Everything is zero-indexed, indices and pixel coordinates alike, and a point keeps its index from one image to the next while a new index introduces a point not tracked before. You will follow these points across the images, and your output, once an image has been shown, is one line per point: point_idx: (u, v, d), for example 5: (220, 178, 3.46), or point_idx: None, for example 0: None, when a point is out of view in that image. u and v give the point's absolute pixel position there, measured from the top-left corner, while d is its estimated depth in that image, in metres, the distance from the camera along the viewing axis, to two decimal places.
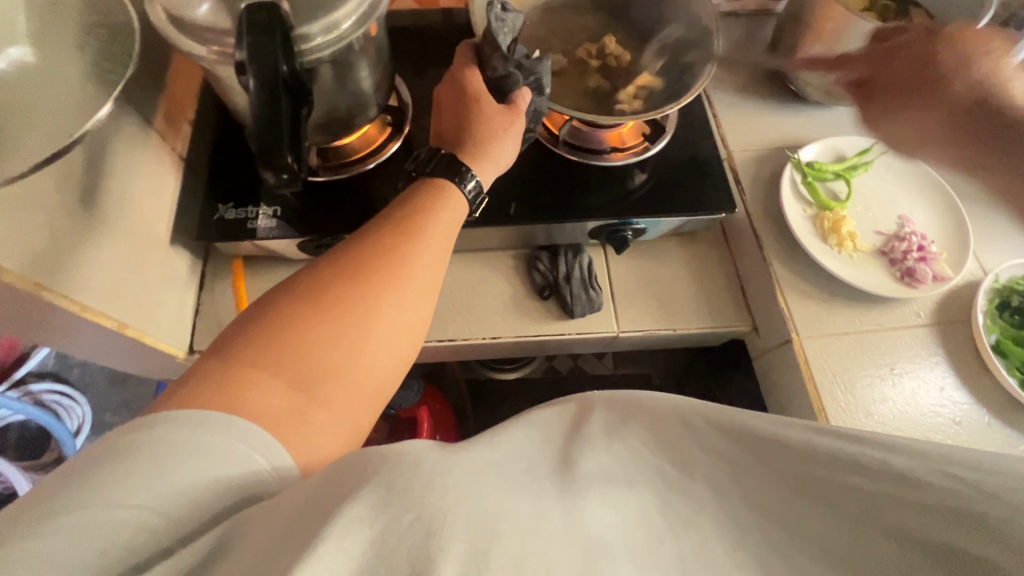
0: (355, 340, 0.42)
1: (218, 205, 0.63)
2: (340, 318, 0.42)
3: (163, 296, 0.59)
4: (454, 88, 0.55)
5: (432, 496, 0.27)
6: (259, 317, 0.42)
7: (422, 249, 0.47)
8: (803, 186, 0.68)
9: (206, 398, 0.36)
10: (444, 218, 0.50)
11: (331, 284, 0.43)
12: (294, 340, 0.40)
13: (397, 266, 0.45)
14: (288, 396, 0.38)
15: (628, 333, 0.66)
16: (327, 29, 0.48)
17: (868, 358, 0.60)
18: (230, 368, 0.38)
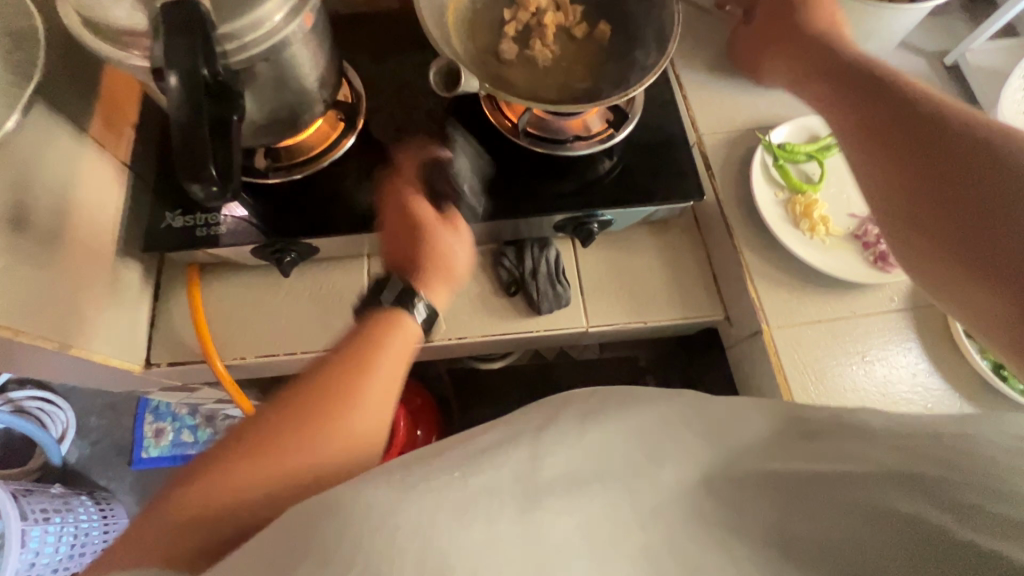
0: (328, 429, 0.41)
1: (165, 213, 0.60)
2: (308, 407, 0.42)
3: (113, 309, 0.57)
4: (398, 214, 0.57)
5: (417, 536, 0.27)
6: (248, 414, 0.44)
7: (369, 384, 0.43)
8: (774, 168, 0.65)
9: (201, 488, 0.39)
10: (392, 352, 0.46)
11: (277, 425, 0.41)
12: (268, 435, 0.41)
13: (370, 350, 0.45)
14: (264, 490, 0.39)
15: (598, 328, 0.65)
16: (255, 25, 0.44)
17: (840, 346, 0.59)
18: (227, 445, 0.42)
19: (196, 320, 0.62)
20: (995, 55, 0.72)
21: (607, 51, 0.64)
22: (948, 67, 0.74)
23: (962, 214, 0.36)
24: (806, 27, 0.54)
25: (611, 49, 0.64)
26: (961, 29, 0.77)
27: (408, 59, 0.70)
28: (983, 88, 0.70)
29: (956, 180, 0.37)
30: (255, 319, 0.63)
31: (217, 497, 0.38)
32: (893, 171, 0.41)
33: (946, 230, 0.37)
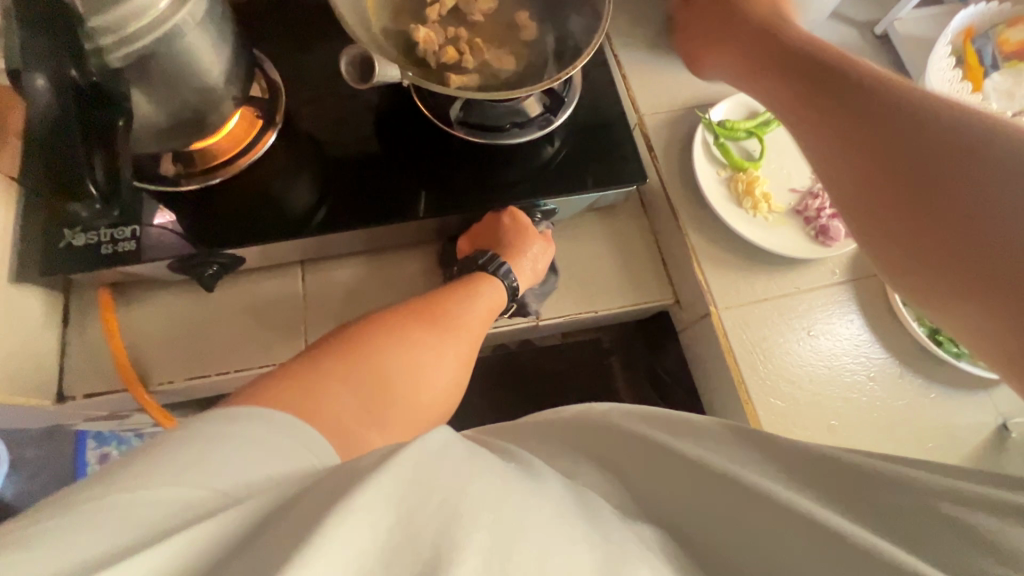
0: (421, 374, 0.43)
1: (64, 230, 0.54)
2: (404, 353, 0.44)
3: (10, 342, 0.51)
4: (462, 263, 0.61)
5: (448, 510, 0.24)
6: (323, 348, 0.42)
7: (464, 314, 0.50)
8: (715, 147, 0.64)
9: (276, 396, 0.34)
10: (485, 301, 0.53)
11: (392, 324, 0.46)
12: (364, 361, 0.41)
13: (450, 316, 0.49)
14: (356, 403, 0.37)
15: (549, 320, 0.63)
16: (133, 16, 0.39)
17: (786, 322, 0.59)
18: (310, 372, 0.38)
19: (112, 345, 0.56)
20: (921, 24, 0.73)
21: (539, 27, 0.61)
22: (879, 37, 0.75)
23: (930, 208, 0.31)
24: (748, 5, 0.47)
25: (543, 24, 0.61)
26: None
27: (331, 47, 0.65)
28: (912, 57, 0.71)
29: (920, 169, 0.32)
30: (180, 338, 0.59)
31: (307, 403, 0.34)
32: (849, 157, 0.35)
33: (909, 229, 0.32)
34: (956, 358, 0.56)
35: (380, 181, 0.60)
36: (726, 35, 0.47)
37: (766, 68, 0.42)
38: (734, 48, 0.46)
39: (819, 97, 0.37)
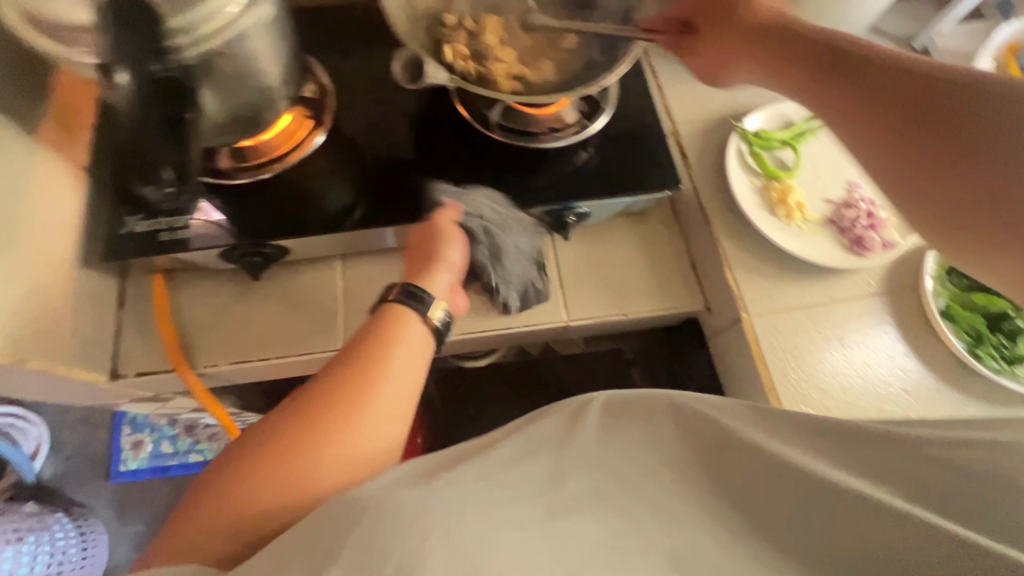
0: (292, 472, 0.37)
1: (126, 217, 0.58)
2: (275, 457, 0.37)
3: (73, 321, 0.54)
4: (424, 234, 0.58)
5: (399, 543, 0.30)
6: (224, 455, 0.40)
7: (382, 376, 0.41)
8: (750, 156, 0.65)
9: (181, 525, 0.36)
10: (413, 340, 0.44)
11: (307, 405, 0.39)
12: (234, 479, 0.37)
13: (344, 385, 0.40)
14: (232, 525, 0.36)
15: (579, 321, 0.64)
16: (208, 18, 0.43)
17: (819, 331, 0.59)
18: (199, 499, 0.37)
19: (163, 328, 0.59)
20: (963, 38, 0.72)
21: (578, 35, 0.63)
22: (918, 51, 0.75)
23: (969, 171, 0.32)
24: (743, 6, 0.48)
25: (582, 33, 0.63)
26: (928, 11, 0.78)
27: (377, 53, 0.69)
28: None
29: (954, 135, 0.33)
30: (226, 325, 0.61)
31: (185, 523, 0.36)
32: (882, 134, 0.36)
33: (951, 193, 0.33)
34: (994, 373, 0.55)
35: (420, 181, 0.62)
36: (761, 53, 0.46)
37: (836, 75, 0.39)
38: (744, 45, 0.47)
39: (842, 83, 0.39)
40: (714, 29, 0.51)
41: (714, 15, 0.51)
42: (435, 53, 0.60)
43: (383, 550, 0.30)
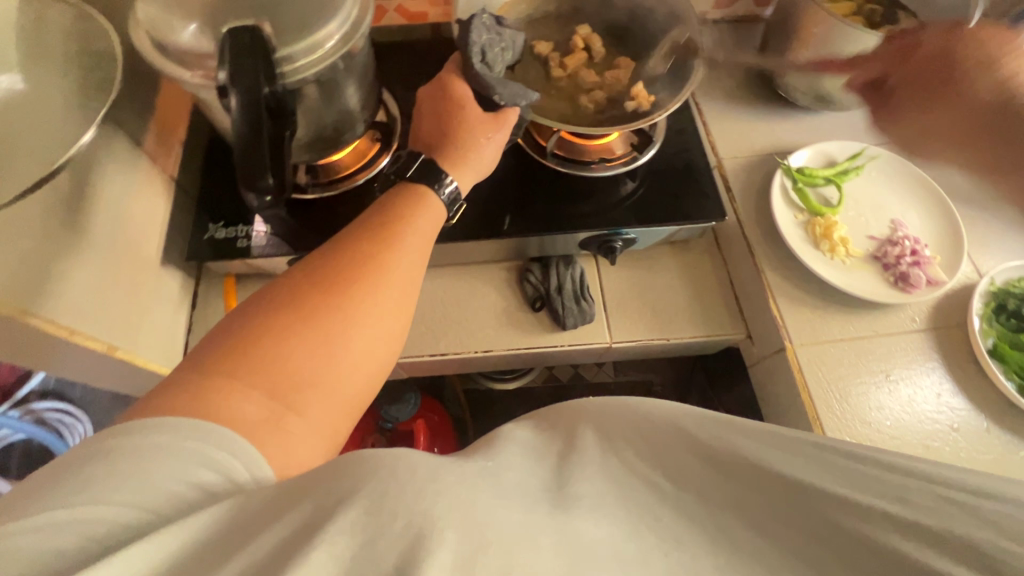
0: (332, 358, 0.40)
1: (208, 224, 0.63)
2: (313, 338, 0.39)
3: (155, 313, 0.59)
4: (439, 98, 0.54)
5: (419, 504, 0.25)
6: (230, 339, 0.38)
7: (397, 257, 0.45)
8: (794, 192, 0.67)
9: (185, 408, 0.33)
10: (423, 225, 0.48)
11: (309, 290, 0.41)
12: (262, 357, 0.37)
13: (368, 276, 0.43)
14: (264, 406, 0.36)
15: (622, 343, 0.66)
16: (310, 49, 0.48)
17: (864, 365, 0.59)
18: (216, 378, 0.36)
19: None
20: None
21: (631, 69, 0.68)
22: None
23: None
24: (980, 67, 0.45)
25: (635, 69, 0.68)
26: None
27: None
28: None
29: None
30: None
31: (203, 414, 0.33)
32: None
33: None
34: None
35: (479, 204, 0.66)
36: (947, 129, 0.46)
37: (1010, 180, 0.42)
38: (951, 121, 0.45)
39: None
40: (909, 95, 0.48)
41: (925, 77, 0.47)
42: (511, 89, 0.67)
43: (393, 506, 0.25)
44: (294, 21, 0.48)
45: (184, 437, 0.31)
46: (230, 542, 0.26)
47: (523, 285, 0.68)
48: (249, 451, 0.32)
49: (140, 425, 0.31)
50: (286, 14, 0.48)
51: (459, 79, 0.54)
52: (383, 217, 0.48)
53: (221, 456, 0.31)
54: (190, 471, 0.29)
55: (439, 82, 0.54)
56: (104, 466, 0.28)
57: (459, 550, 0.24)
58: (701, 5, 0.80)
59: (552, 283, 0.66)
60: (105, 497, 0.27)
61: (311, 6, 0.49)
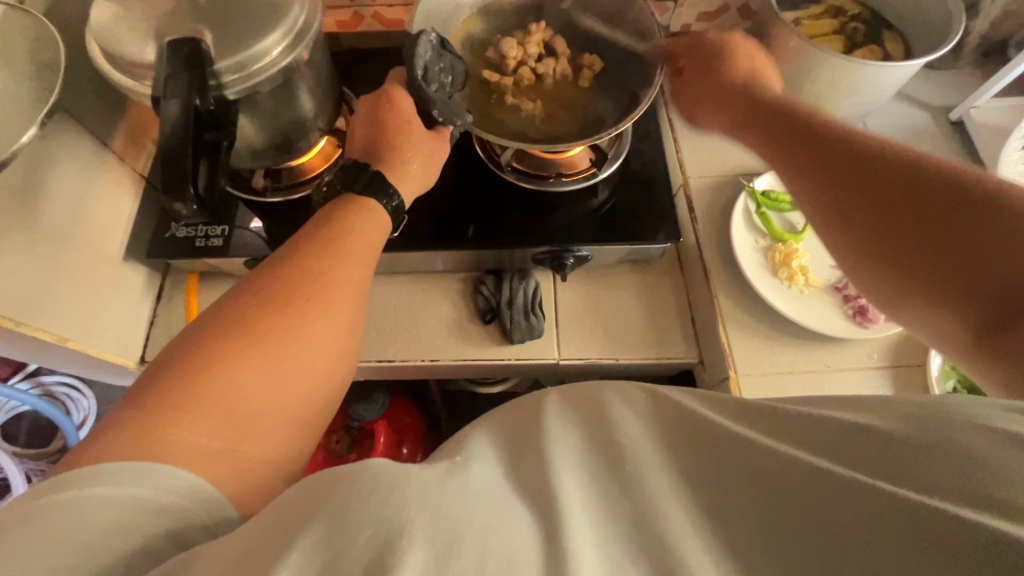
0: (283, 382, 0.40)
1: (171, 223, 0.65)
2: (263, 364, 0.40)
3: (114, 307, 0.61)
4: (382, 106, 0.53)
5: (384, 512, 0.26)
6: (172, 370, 0.38)
7: (346, 271, 0.46)
8: (756, 215, 0.65)
9: (135, 450, 0.34)
10: (369, 236, 0.49)
11: (256, 313, 0.42)
12: (210, 387, 0.38)
13: (318, 294, 0.44)
14: (218, 437, 0.37)
15: (570, 361, 0.65)
16: (249, 61, 0.49)
17: (811, 400, 0.57)
18: (160, 412, 0.36)
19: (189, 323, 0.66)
20: (1002, 113, 0.70)
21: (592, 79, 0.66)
22: (953, 123, 0.73)
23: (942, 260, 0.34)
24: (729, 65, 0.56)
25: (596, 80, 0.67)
26: (965, 85, 0.76)
27: None
28: (984, 145, 0.69)
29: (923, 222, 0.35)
30: None
31: (154, 454, 0.34)
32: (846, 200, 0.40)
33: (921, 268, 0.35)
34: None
35: (434, 215, 0.67)
36: (731, 105, 0.53)
37: (781, 152, 0.46)
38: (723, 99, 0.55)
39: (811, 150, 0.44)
40: (697, 73, 0.59)
41: (702, 60, 0.58)
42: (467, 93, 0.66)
43: (356, 519, 0.26)
44: (236, 33, 0.50)
45: (131, 485, 0.33)
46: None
47: (475, 295, 0.68)
48: (202, 488, 0.34)
49: (86, 473, 0.33)
50: (229, 26, 0.50)
51: (403, 93, 0.53)
52: (330, 231, 0.48)
53: (171, 500, 0.33)
54: (140, 520, 0.32)
55: (384, 92, 0.53)
56: (55, 515, 0.31)
57: (433, 546, 0.25)
58: (683, 18, 0.78)
59: (503, 296, 0.66)
60: (55, 557, 0.30)
61: (257, 17, 0.50)
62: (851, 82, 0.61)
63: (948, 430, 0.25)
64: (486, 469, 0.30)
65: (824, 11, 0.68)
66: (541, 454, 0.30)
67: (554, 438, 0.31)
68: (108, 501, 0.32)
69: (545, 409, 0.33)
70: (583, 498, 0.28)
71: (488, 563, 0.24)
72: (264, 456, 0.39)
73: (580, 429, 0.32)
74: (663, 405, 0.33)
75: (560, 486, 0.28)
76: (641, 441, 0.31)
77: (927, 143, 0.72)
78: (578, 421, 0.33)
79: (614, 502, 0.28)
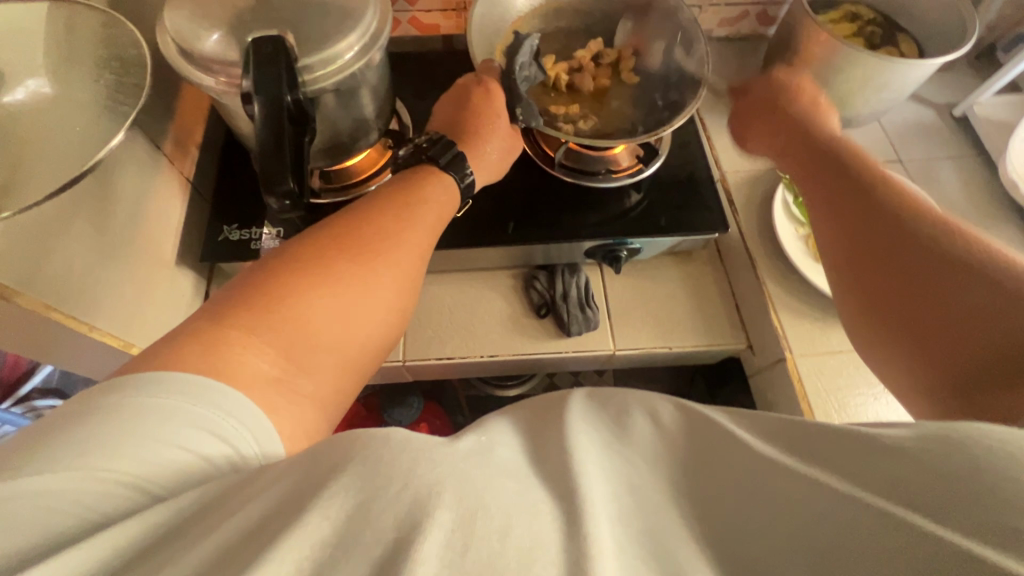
0: (346, 323, 0.40)
1: (222, 226, 0.64)
2: (331, 300, 0.39)
3: (167, 312, 0.60)
4: (475, 90, 0.55)
5: (416, 469, 0.26)
6: (248, 292, 0.38)
7: (413, 233, 0.46)
8: (794, 206, 0.69)
9: (196, 361, 0.33)
10: (437, 209, 0.49)
11: (328, 252, 0.42)
12: (279, 314, 0.37)
13: (384, 247, 0.44)
14: (277, 364, 0.36)
15: (625, 351, 0.67)
16: (330, 60, 0.50)
17: (861, 376, 0.61)
18: (230, 330, 0.35)
19: None
20: (1002, 108, 0.76)
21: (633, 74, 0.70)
22: (957, 118, 0.79)
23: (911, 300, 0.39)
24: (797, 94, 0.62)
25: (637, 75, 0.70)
26: (965, 84, 0.82)
27: None
28: (990, 138, 0.74)
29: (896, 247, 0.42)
30: None
31: (216, 370, 0.33)
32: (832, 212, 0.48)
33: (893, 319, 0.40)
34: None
35: (488, 211, 0.68)
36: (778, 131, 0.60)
37: (785, 135, 0.58)
38: (763, 127, 0.63)
39: (813, 159, 0.53)
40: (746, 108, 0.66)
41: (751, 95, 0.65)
42: (539, 101, 0.68)
43: (388, 471, 0.25)
44: (314, 31, 0.50)
45: (188, 400, 0.31)
46: (233, 498, 0.27)
47: (528, 289, 0.69)
48: (257, 419, 0.33)
49: (141, 379, 0.31)
50: (307, 25, 0.50)
51: (498, 84, 0.55)
52: (402, 192, 0.48)
53: (226, 423, 0.31)
54: (191, 437, 0.30)
55: (479, 80, 0.56)
56: (104, 424, 0.28)
57: (460, 507, 0.24)
58: (706, 23, 0.82)
59: (559, 289, 0.68)
60: (100, 461, 0.27)
61: (333, 17, 0.51)
62: (878, 79, 0.65)
63: (948, 449, 0.25)
64: (509, 457, 0.29)
65: (842, 16, 0.73)
66: (565, 459, 0.28)
67: (581, 435, 0.29)
68: (163, 416, 0.30)
69: (569, 408, 0.31)
70: (607, 494, 0.27)
71: (510, 538, 0.24)
72: (313, 394, 0.37)
73: (608, 430, 0.30)
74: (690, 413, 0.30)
75: (583, 480, 0.27)
76: (671, 449, 0.29)
77: (936, 137, 0.77)
78: (611, 425, 0.30)
79: (639, 501, 0.27)
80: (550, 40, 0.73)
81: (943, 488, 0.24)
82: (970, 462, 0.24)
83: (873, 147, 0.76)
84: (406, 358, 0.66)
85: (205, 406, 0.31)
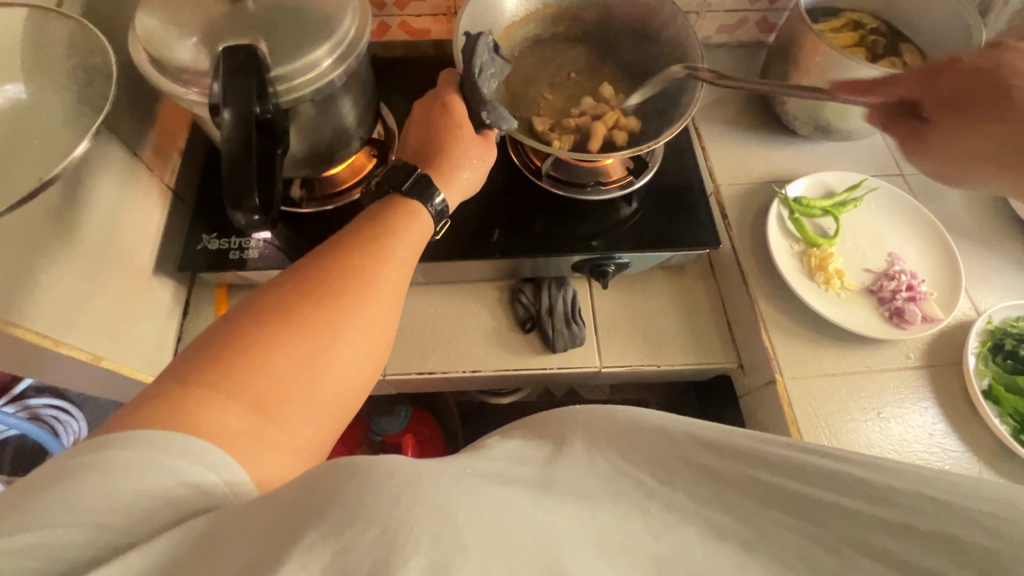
0: (318, 370, 0.38)
1: (202, 235, 0.63)
2: (299, 346, 0.37)
3: (143, 322, 0.59)
4: (444, 108, 0.53)
5: (397, 511, 0.24)
6: (213, 344, 0.36)
7: (388, 268, 0.44)
8: (790, 221, 0.67)
9: (158, 420, 0.31)
10: (412, 239, 0.47)
11: (298, 296, 0.40)
12: (245, 366, 0.35)
13: (357, 285, 0.42)
14: (246, 418, 0.34)
15: (612, 368, 0.65)
16: (306, 68, 0.48)
17: (854, 401, 0.59)
18: (195, 386, 0.33)
19: None
20: None
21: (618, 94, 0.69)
22: None
23: None
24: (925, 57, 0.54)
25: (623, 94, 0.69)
26: None
27: None
28: None
29: None
30: None
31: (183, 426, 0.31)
32: None
33: None
34: (1009, 431, 0.55)
35: (474, 222, 0.66)
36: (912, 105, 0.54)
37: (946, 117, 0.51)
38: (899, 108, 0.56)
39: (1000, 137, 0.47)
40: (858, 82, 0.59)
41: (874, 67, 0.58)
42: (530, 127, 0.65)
43: (367, 511, 0.24)
44: (289, 38, 0.49)
45: (160, 450, 0.29)
46: (205, 558, 0.25)
47: (512, 302, 0.68)
48: (232, 466, 0.31)
49: (109, 438, 0.29)
50: (283, 33, 0.49)
51: (459, 97, 0.53)
52: (375, 227, 0.46)
53: (203, 470, 0.30)
54: (159, 484, 0.28)
55: (439, 96, 0.54)
56: (66, 484, 0.27)
57: (438, 548, 0.23)
58: (704, 30, 0.80)
59: (546, 302, 0.66)
60: (67, 517, 0.26)
61: (311, 25, 0.50)
62: None
63: (951, 489, 0.25)
64: None
65: (844, 25, 0.71)
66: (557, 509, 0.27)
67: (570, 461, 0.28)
68: (127, 471, 0.28)
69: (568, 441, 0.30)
70: (605, 523, 0.27)
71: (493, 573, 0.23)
72: (290, 448, 0.36)
73: (606, 464, 0.30)
74: (684, 446, 0.29)
75: (575, 526, 0.27)
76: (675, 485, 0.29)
77: None
78: (618, 452, 0.30)
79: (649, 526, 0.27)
80: (540, 49, 0.72)
81: (939, 515, 0.25)
82: (968, 492, 0.25)
83: (874, 161, 0.74)
84: (386, 372, 0.65)
85: (175, 456, 0.29)
